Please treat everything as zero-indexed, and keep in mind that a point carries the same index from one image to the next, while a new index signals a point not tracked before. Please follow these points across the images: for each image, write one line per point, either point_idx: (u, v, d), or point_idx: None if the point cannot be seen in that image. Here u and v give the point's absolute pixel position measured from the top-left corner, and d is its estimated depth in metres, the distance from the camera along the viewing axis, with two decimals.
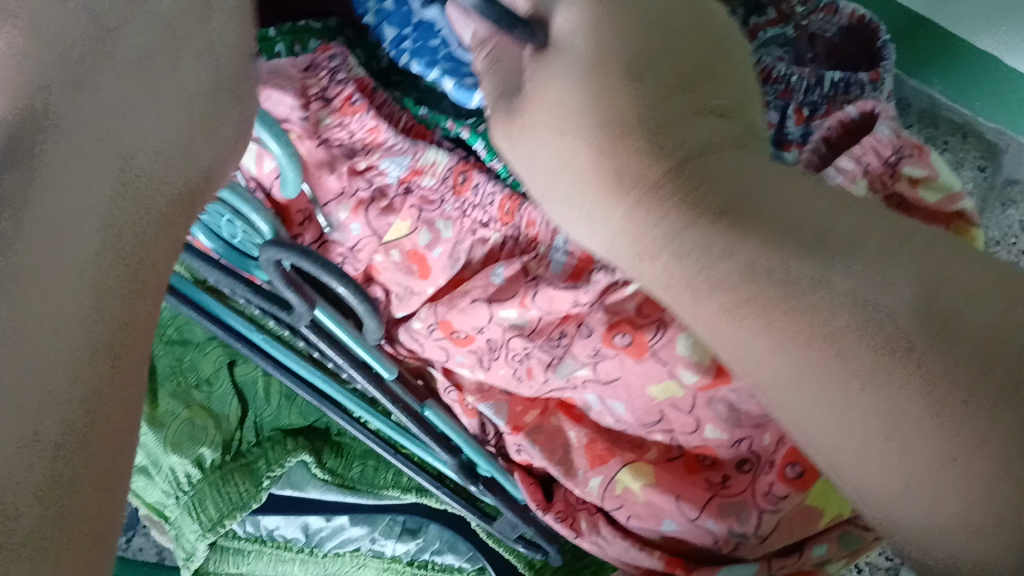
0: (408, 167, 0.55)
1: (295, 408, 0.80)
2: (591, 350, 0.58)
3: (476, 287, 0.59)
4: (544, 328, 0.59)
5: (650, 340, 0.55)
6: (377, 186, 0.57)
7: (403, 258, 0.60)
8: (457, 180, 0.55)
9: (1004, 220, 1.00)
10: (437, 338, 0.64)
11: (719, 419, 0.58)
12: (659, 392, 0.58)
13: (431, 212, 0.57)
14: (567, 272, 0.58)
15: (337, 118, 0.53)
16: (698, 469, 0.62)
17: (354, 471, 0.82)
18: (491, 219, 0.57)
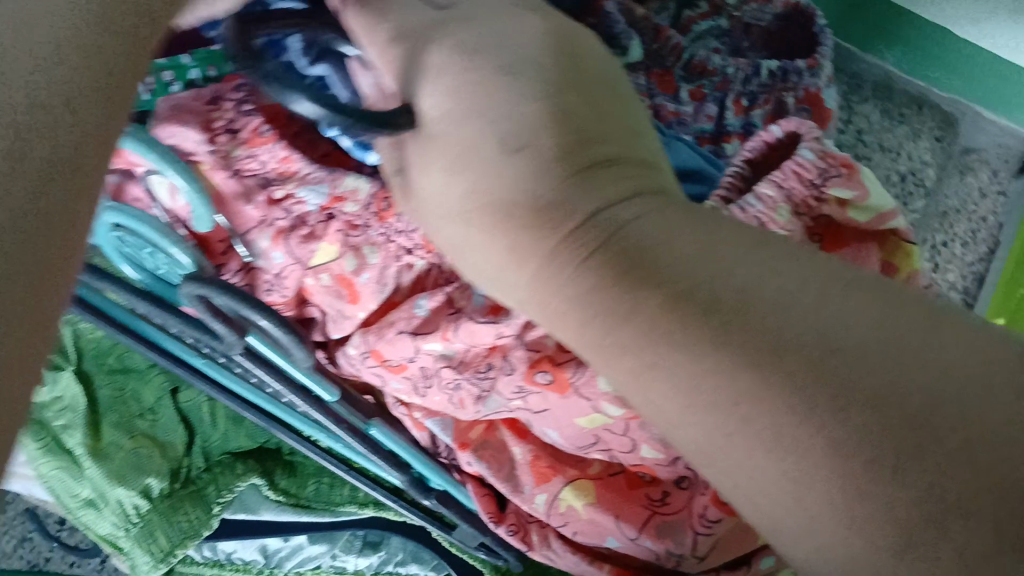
0: (328, 195, 0.54)
1: (243, 430, 0.79)
2: (514, 387, 0.59)
3: (400, 319, 0.59)
4: (471, 360, 0.60)
5: (571, 378, 0.56)
6: (296, 214, 0.55)
7: (332, 283, 0.58)
8: (380, 206, 0.55)
9: (962, 188, 1.05)
10: (372, 365, 0.64)
11: (652, 440, 0.58)
12: (587, 423, 0.58)
13: (358, 238, 0.56)
14: (488, 308, 0.57)
15: (246, 150, 0.53)
16: (638, 485, 0.63)
17: (310, 489, 0.80)
18: (416, 245, 0.57)
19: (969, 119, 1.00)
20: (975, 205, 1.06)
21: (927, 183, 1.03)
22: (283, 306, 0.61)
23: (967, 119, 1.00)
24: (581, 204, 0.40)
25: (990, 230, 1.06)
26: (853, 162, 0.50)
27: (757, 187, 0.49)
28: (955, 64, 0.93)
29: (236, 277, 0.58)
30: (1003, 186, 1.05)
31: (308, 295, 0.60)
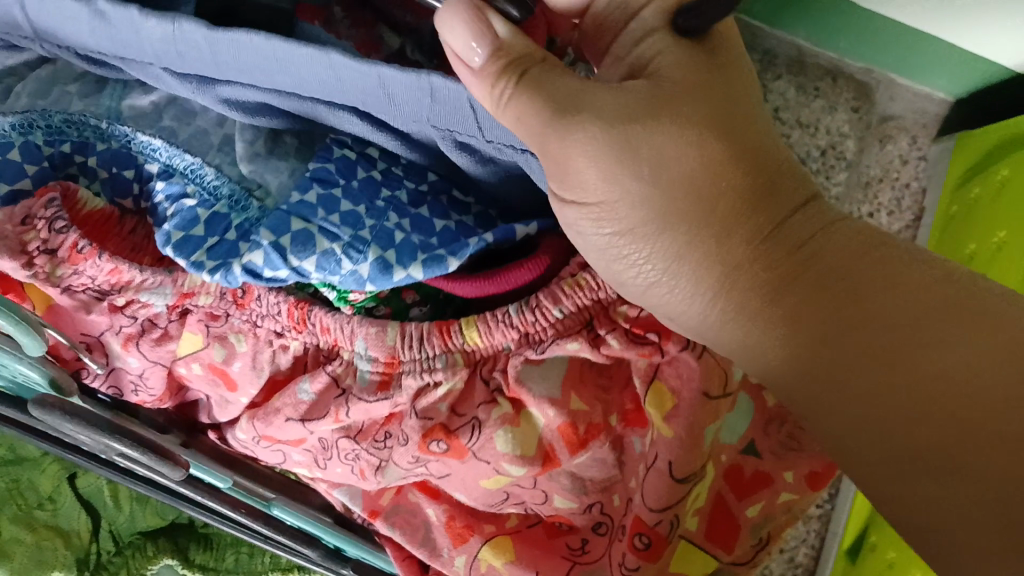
0: (174, 294, 0.46)
1: (150, 509, 0.74)
2: (412, 458, 0.48)
3: (287, 404, 0.49)
4: (368, 429, 0.49)
5: (468, 443, 0.46)
6: (144, 318, 0.48)
7: (205, 371, 0.50)
8: (235, 295, 0.46)
9: (884, 159, 0.83)
10: (268, 445, 0.53)
11: (565, 491, 0.48)
12: (493, 485, 0.48)
13: (220, 327, 0.48)
14: (378, 382, 0.47)
15: (69, 268, 0.44)
16: (557, 534, 0.52)
17: (228, 559, 0.76)
18: (285, 327, 0.47)
19: (886, 85, 0.77)
20: (897, 175, 0.84)
21: (847, 156, 0.83)
22: (156, 402, 0.54)
23: (884, 86, 0.78)
24: (783, 204, 0.38)
25: (916, 198, 0.84)
26: None
27: None
28: (870, 39, 0.71)
29: (98, 380, 0.53)
30: (926, 150, 0.83)
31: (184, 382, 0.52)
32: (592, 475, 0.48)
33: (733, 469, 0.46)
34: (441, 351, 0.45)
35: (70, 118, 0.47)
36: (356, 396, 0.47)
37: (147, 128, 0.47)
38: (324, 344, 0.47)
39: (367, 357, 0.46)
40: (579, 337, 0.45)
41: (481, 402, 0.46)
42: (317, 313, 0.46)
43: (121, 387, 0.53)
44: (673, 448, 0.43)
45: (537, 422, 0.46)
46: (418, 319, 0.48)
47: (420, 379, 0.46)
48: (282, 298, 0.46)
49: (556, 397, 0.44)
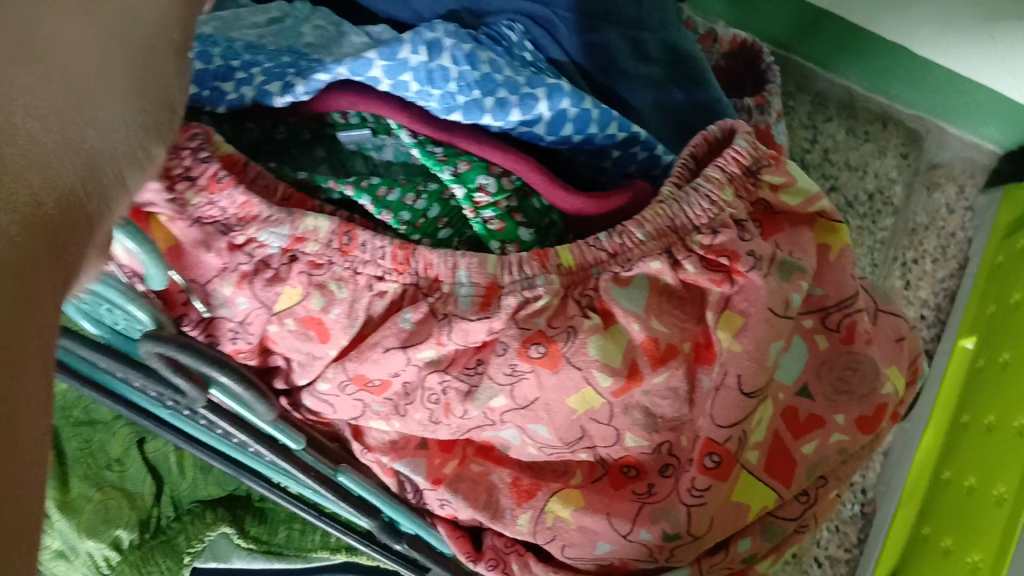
0: (289, 236, 0.57)
1: (212, 479, 0.78)
2: (508, 369, 0.56)
3: (387, 337, 0.59)
4: (459, 357, 0.59)
5: (563, 348, 0.55)
6: (259, 258, 0.58)
7: (300, 325, 0.60)
8: (342, 241, 0.57)
9: (931, 203, 1.16)
10: (352, 394, 0.64)
11: (637, 427, 0.59)
12: (578, 403, 0.56)
13: (321, 276, 0.58)
14: (478, 305, 0.57)
15: (205, 197, 0.55)
16: (623, 482, 0.61)
17: (281, 536, 0.79)
18: (386, 270, 0.58)
19: (933, 137, 1.15)
20: (943, 224, 1.16)
21: (895, 201, 1.16)
22: (247, 355, 0.63)
23: (931, 139, 1.15)
24: None
25: (959, 245, 1.16)
26: (779, 157, 0.60)
27: (705, 170, 0.57)
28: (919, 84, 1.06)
29: (197, 327, 0.60)
30: (971, 203, 1.16)
31: (271, 345, 0.62)
32: (663, 412, 0.58)
33: (790, 410, 0.59)
34: (540, 272, 0.56)
35: (249, 45, 0.59)
36: (459, 315, 0.57)
37: (314, 52, 0.60)
38: (425, 279, 0.58)
39: (468, 283, 0.57)
40: (661, 259, 0.56)
41: (575, 316, 0.55)
42: (423, 252, 0.57)
43: (219, 337, 0.62)
44: (742, 363, 0.55)
45: (623, 333, 0.55)
46: (525, 246, 0.58)
47: (521, 295, 0.55)
48: (387, 242, 0.56)
49: (643, 314, 0.55)
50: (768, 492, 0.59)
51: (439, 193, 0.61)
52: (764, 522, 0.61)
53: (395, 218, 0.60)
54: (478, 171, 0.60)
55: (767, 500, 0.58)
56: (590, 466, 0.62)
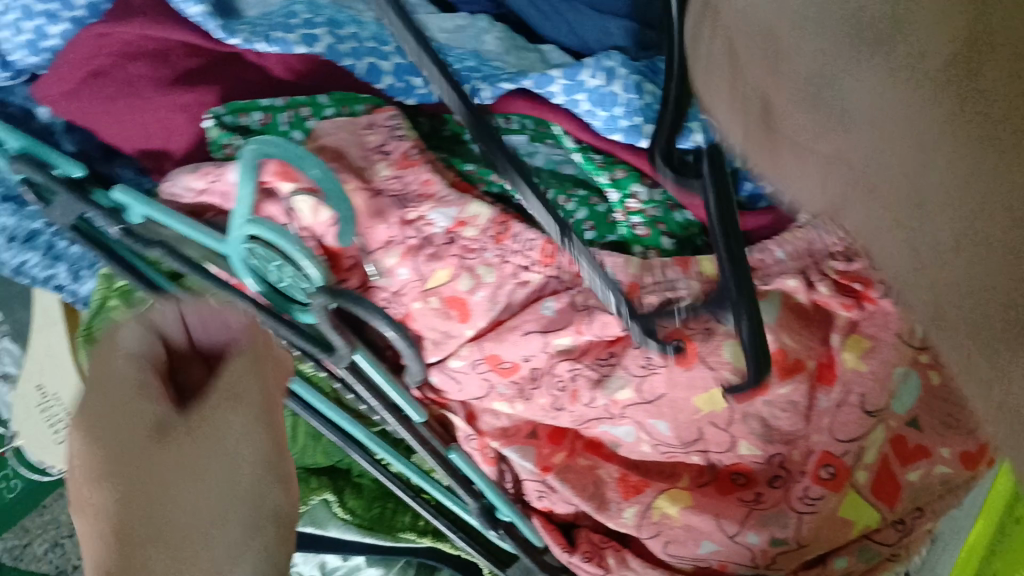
0: (454, 218, 0.62)
1: (320, 448, 0.84)
2: (643, 361, 0.60)
3: (528, 321, 0.64)
4: (593, 348, 0.63)
5: (701, 348, 0.58)
6: (425, 234, 0.63)
7: (443, 304, 0.66)
8: (497, 230, 0.63)
9: None
10: (482, 372, 0.68)
11: (754, 436, 0.62)
12: (704, 403, 0.61)
13: (473, 259, 0.63)
14: (619, 300, 0.61)
15: (395, 170, 0.62)
16: (731, 488, 0.64)
17: (375, 511, 0.86)
18: (532, 262, 0.63)
19: None
20: None
21: None
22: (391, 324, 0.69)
23: None
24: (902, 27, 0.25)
25: None
26: None
27: None
28: None
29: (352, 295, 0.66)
30: None
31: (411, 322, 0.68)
32: (780, 424, 0.62)
33: (897, 438, 0.63)
34: (683, 277, 0.60)
35: (440, 45, 0.64)
36: (602, 308, 0.61)
37: (494, 58, 0.65)
38: (569, 274, 0.63)
39: (610, 280, 0.62)
40: (798, 278, 0.60)
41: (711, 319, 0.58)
42: (568, 249, 0.63)
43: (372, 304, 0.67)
44: (867, 383, 0.60)
45: (758, 344, 0.59)
46: (665, 254, 0.62)
47: (664, 295, 0.59)
48: (539, 236, 0.62)
49: (777, 326, 0.59)
50: (873, 515, 0.64)
51: (587, 199, 0.65)
52: (863, 543, 0.65)
53: (545, 216, 0.65)
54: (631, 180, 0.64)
55: (873, 519, 0.63)
56: (698, 470, 0.66)
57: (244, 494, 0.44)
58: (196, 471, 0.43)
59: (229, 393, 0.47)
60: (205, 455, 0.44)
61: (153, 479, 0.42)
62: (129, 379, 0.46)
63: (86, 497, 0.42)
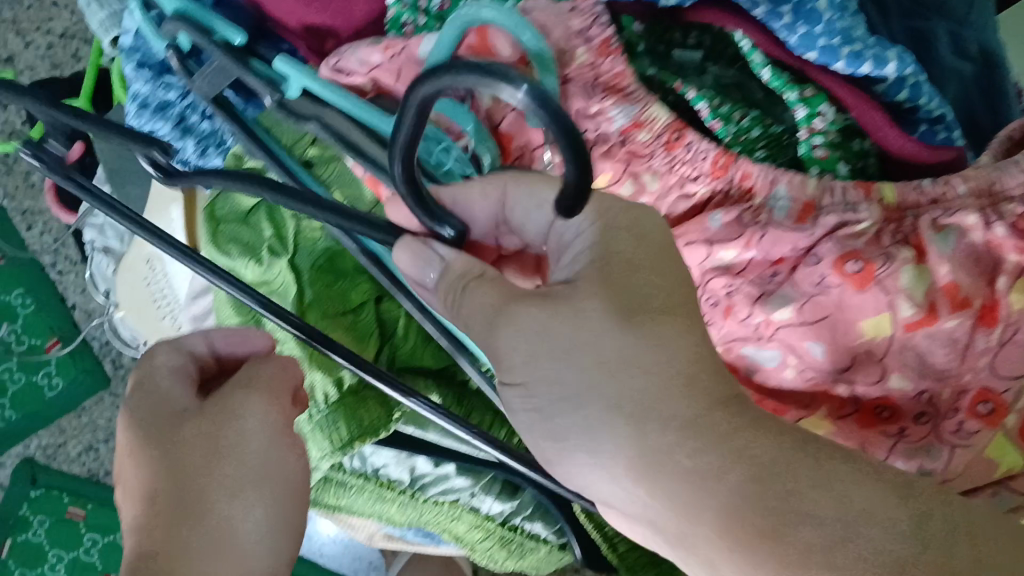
0: (633, 118, 0.61)
1: (429, 350, 0.83)
2: (817, 279, 0.59)
3: (692, 232, 0.62)
4: (755, 267, 0.62)
5: (878, 269, 0.58)
6: (602, 131, 0.61)
7: None
8: (670, 138, 0.61)
9: None
10: None
11: (907, 369, 0.61)
12: (870, 330, 0.60)
13: (640, 166, 0.61)
14: (794, 214, 0.60)
15: (593, 57, 0.61)
16: (874, 420, 0.63)
17: (473, 420, 0.85)
18: (701, 173, 0.61)
19: None
20: None
21: None
22: None
23: None
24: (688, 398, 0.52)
25: None
26: None
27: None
28: None
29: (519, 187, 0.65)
30: None
31: None
32: (935, 360, 0.60)
33: None
34: (863, 201, 0.60)
35: None
36: (776, 224, 0.60)
37: None
38: (740, 188, 0.61)
39: (785, 198, 0.61)
40: (977, 214, 0.59)
41: (889, 246, 0.59)
42: (743, 163, 0.61)
43: None
44: None
45: (930, 275, 0.58)
46: (841, 178, 0.62)
47: (843, 215, 0.60)
48: (712, 147, 0.60)
49: (954, 259, 0.58)
50: None
51: (761, 119, 0.64)
52: None
53: (721, 129, 0.63)
54: (821, 98, 0.63)
55: None
56: (840, 403, 0.64)
57: (254, 489, 0.56)
58: (222, 461, 0.56)
59: (245, 382, 0.58)
60: (236, 444, 0.56)
61: (203, 466, 0.56)
62: (171, 386, 0.59)
63: (130, 475, 0.57)
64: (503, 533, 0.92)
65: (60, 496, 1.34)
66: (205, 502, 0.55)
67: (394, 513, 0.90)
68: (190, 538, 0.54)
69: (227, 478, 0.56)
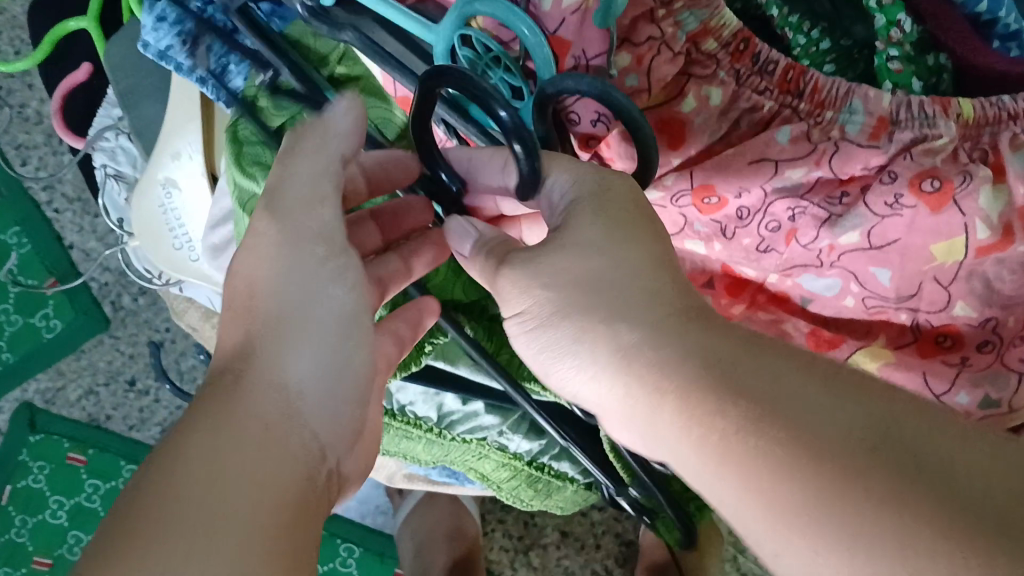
0: (701, 23, 0.57)
1: (461, 283, 0.81)
2: (890, 199, 0.57)
3: (757, 149, 0.58)
4: (822, 187, 0.59)
5: (956, 188, 0.55)
6: (667, 37, 0.56)
7: (656, 124, 0.59)
8: (737, 47, 0.58)
9: None
10: (683, 207, 0.62)
11: (973, 297, 0.58)
12: (942, 253, 0.57)
13: (703, 76, 0.58)
14: (868, 134, 0.57)
15: None
16: (935, 350, 0.62)
17: (503, 357, 0.82)
18: (768, 86, 0.58)
19: None
20: None
21: None
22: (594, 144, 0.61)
23: None
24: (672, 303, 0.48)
25: None
26: None
27: None
28: None
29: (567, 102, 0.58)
30: None
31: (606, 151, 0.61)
32: (1003, 288, 0.58)
33: None
34: (941, 116, 0.57)
35: None
36: (846, 141, 0.57)
37: None
38: (811, 101, 0.58)
39: (861, 112, 0.57)
40: None
41: (968, 163, 0.56)
42: (813, 75, 0.57)
43: (580, 117, 0.59)
44: None
45: (1005, 194, 0.55)
46: (917, 92, 0.61)
47: (919, 131, 0.57)
48: (781, 56, 0.57)
49: None
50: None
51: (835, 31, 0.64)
52: None
53: (792, 38, 0.64)
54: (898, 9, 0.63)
55: None
56: (899, 330, 0.63)
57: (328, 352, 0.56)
58: (283, 315, 0.55)
59: (321, 226, 0.56)
60: (307, 305, 0.56)
61: (260, 343, 0.55)
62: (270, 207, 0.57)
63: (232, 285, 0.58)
64: (532, 472, 0.91)
65: (60, 441, 1.26)
66: (246, 387, 0.53)
67: (420, 451, 0.89)
68: (252, 399, 0.53)
69: (279, 370, 0.54)
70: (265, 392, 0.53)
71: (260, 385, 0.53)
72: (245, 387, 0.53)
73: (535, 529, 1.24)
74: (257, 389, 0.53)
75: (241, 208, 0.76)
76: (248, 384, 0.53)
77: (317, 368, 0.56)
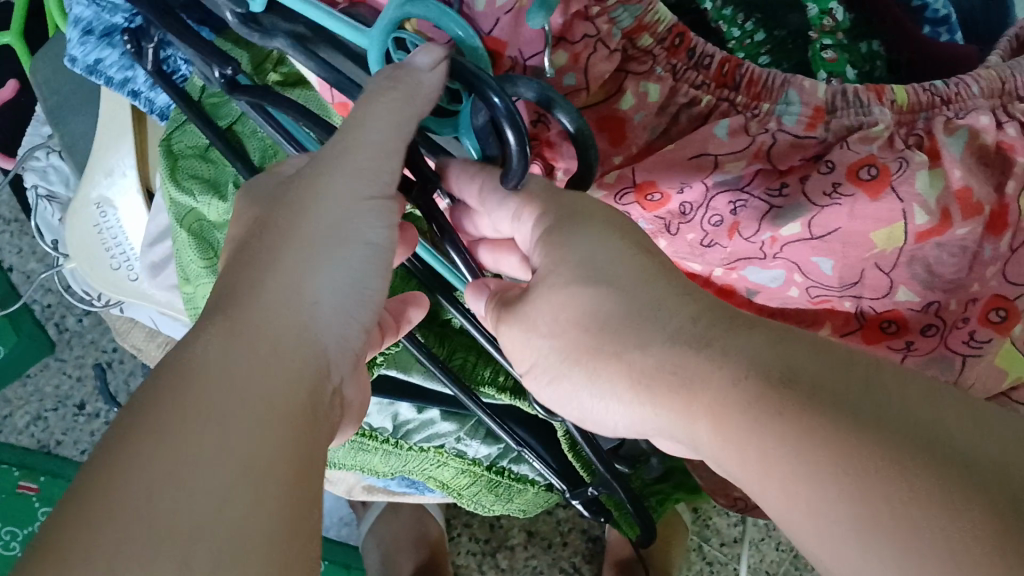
0: (635, 19, 0.56)
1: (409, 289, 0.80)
2: (830, 188, 0.57)
3: (697, 143, 0.58)
4: (764, 178, 0.59)
5: (893, 174, 0.55)
6: (601, 34, 0.56)
7: (596, 123, 0.59)
8: (673, 41, 0.58)
9: None
10: (627, 204, 0.61)
11: (914, 282, 0.59)
12: (884, 240, 0.57)
13: (640, 71, 0.58)
14: (804, 124, 0.57)
15: None
16: (880, 336, 0.62)
17: (456, 362, 0.81)
18: (705, 81, 0.58)
19: None
20: None
21: None
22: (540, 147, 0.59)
23: None
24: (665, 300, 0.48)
25: None
26: None
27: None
28: None
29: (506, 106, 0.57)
30: None
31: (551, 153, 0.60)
32: (944, 270, 0.58)
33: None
34: (877, 103, 0.58)
35: None
36: (783, 132, 0.57)
37: None
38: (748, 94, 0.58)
39: (795, 104, 0.57)
40: (989, 116, 0.57)
41: (905, 149, 0.56)
42: (748, 66, 0.58)
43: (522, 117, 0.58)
44: None
45: (942, 178, 0.56)
46: (851, 80, 0.62)
47: (856, 119, 0.57)
48: (717, 49, 0.58)
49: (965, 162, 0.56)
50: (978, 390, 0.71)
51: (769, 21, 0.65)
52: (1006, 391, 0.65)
53: (726, 31, 0.65)
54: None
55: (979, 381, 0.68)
56: (844, 320, 0.63)
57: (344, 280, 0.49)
58: (294, 232, 0.48)
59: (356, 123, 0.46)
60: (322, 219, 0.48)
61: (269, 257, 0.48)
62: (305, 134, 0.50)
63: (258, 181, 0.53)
64: (492, 476, 0.90)
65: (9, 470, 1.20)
66: (248, 309, 0.46)
67: (379, 462, 0.88)
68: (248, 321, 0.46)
69: (284, 291, 0.48)
70: (267, 322, 0.46)
71: (262, 317, 0.46)
72: (247, 317, 0.46)
73: (501, 531, 1.23)
74: (259, 319, 0.46)
75: (178, 224, 0.75)
76: (252, 310, 0.46)
77: (320, 306, 0.48)
